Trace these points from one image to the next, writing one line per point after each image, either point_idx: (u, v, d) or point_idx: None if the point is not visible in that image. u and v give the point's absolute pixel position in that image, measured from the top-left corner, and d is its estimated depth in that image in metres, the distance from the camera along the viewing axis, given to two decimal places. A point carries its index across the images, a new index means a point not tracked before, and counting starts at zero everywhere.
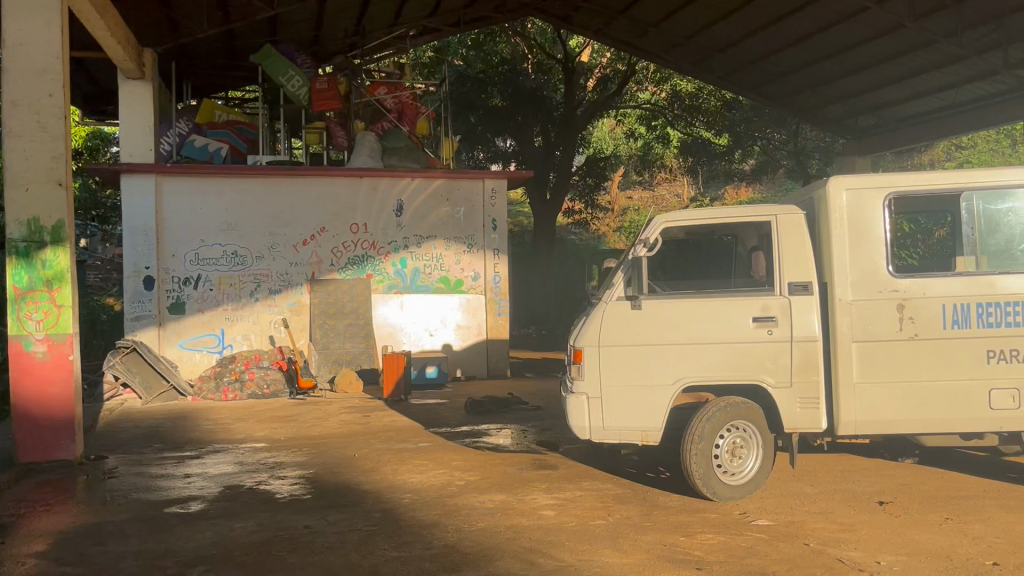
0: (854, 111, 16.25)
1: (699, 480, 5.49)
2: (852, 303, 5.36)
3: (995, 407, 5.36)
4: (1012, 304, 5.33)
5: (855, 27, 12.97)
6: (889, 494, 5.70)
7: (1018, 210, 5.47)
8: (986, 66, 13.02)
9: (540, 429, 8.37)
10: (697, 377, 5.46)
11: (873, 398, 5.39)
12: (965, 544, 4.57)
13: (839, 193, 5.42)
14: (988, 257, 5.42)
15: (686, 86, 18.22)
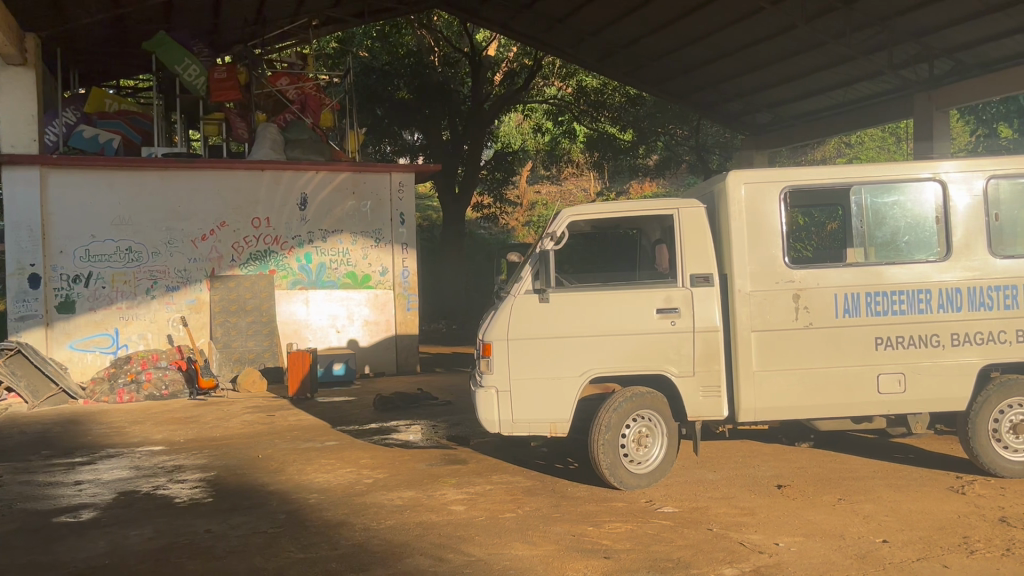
0: (751, 109, 16.80)
1: (606, 470, 5.57)
2: (750, 293, 5.52)
3: (883, 391, 5.62)
4: (899, 293, 5.57)
5: (751, 26, 13.39)
6: (786, 477, 5.91)
7: (904, 204, 5.68)
8: (873, 66, 13.66)
9: (450, 424, 8.35)
10: (604, 368, 5.54)
11: (770, 384, 5.57)
12: (857, 524, 4.78)
13: (737, 187, 5.57)
14: (876, 248, 5.66)
15: (591, 82, 18.63)
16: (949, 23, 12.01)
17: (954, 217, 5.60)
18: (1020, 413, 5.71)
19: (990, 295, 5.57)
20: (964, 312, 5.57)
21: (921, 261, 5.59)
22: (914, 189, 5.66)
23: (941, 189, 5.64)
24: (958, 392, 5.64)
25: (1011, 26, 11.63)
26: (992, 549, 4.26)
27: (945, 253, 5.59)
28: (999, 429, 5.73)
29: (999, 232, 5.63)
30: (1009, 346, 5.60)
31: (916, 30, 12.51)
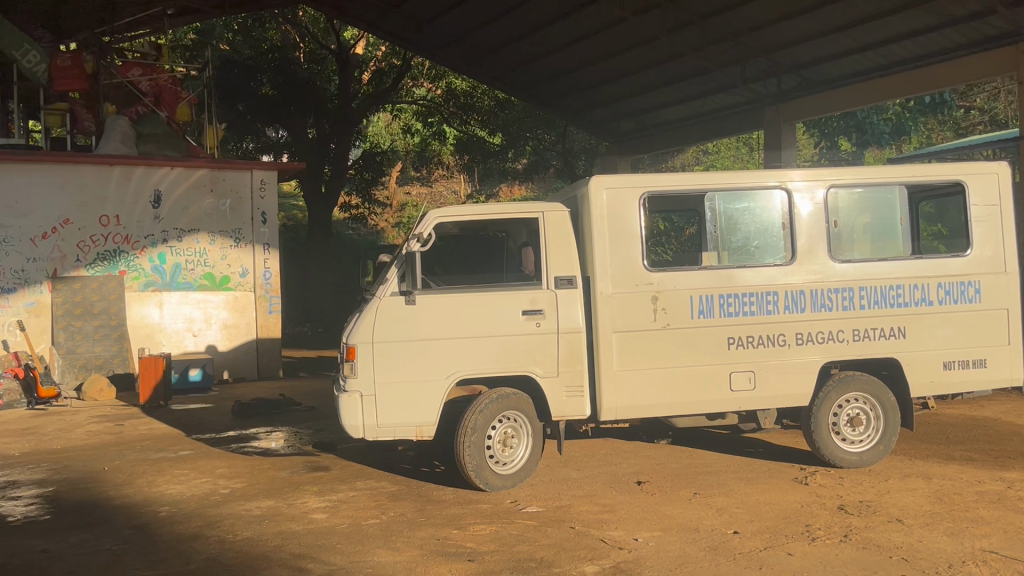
0: (615, 116, 17.31)
1: (472, 471, 5.57)
2: (611, 295, 5.66)
3: (735, 388, 5.89)
4: (749, 295, 5.86)
5: (616, 35, 13.78)
6: (646, 474, 6.09)
7: (754, 210, 5.97)
8: (727, 79, 14.35)
9: (313, 430, 8.14)
10: (470, 370, 5.54)
11: (630, 384, 5.73)
12: (711, 516, 4.99)
13: (600, 192, 5.70)
14: (728, 253, 5.95)
15: (461, 84, 18.57)
16: (796, 40, 12.79)
17: (799, 223, 5.93)
18: (857, 407, 6.13)
19: (830, 297, 5.94)
20: (807, 312, 5.91)
21: (770, 265, 5.90)
22: (763, 197, 5.96)
23: (787, 197, 5.95)
24: (803, 388, 5.98)
25: (851, 46, 12.55)
26: (832, 535, 4.54)
27: (790, 257, 5.91)
28: (838, 423, 6.13)
29: (838, 238, 6.00)
30: (847, 344, 5.99)
31: (766, 46, 13.25)
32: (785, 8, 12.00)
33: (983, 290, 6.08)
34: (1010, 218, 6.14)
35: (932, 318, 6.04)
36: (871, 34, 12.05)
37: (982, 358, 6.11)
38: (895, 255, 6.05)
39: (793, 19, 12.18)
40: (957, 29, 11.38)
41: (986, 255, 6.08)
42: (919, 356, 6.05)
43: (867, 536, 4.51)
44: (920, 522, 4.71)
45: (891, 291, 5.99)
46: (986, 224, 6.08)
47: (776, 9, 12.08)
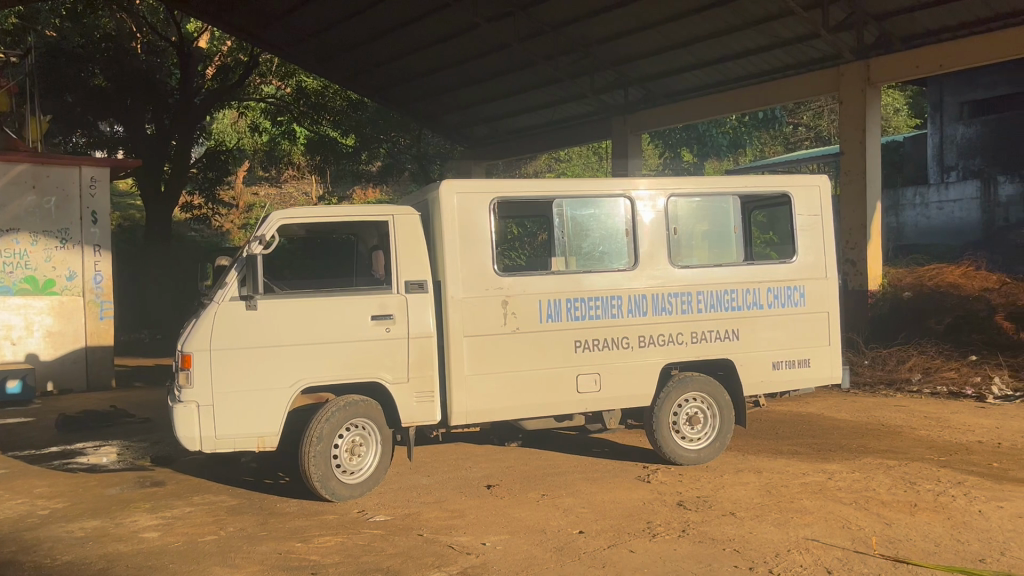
0: (469, 121, 17.46)
1: (317, 482, 5.42)
2: (463, 299, 5.65)
3: (582, 390, 6.02)
4: (595, 300, 6.01)
5: (469, 41, 13.88)
6: (495, 477, 6.13)
7: (600, 217, 6.12)
8: (577, 89, 14.78)
9: (148, 443, 7.67)
10: (316, 378, 5.38)
11: (480, 388, 5.73)
12: (557, 517, 5.07)
13: (450, 196, 5.69)
14: (575, 257, 6.05)
15: (312, 83, 18.10)
16: (642, 54, 13.35)
17: (641, 230, 6.14)
18: (695, 406, 6.43)
19: (671, 300, 6.18)
20: (649, 316, 6.13)
21: (615, 270, 6.07)
22: (608, 204, 6.13)
23: (631, 205, 6.15)
24: (645, 388, 6.20)
25: (691, 62, 13.22)
26: (671, 531, 4.72)
27: (633, 262, 6.11)
28: (678, 421, 6.40)
29: (678, 245, 6.26)
30: (686, 346, 6.26)
31: (614, 58, 13.73)
32: (632, 22, 12.48)
33: (807, 294, 6.52)
34: (830, 227, 6.61)
35: (763, 320, 6.42)
36: (710, 51, 12.74)
37: (806, 358, 6.55)
38: (729, 261, 6.38)
39: (638, 33, 12.69)
40: (786, 49, 12.23)
41: (810, 262, 6.53)
42: (751, 357, 6.41)
43: (703, 530, 4.71)
44: (751, 514, 4.98)
45: (726, 295, 6.31)
46: (810, 233, 6.53)
47: (622, 23, 12.53)
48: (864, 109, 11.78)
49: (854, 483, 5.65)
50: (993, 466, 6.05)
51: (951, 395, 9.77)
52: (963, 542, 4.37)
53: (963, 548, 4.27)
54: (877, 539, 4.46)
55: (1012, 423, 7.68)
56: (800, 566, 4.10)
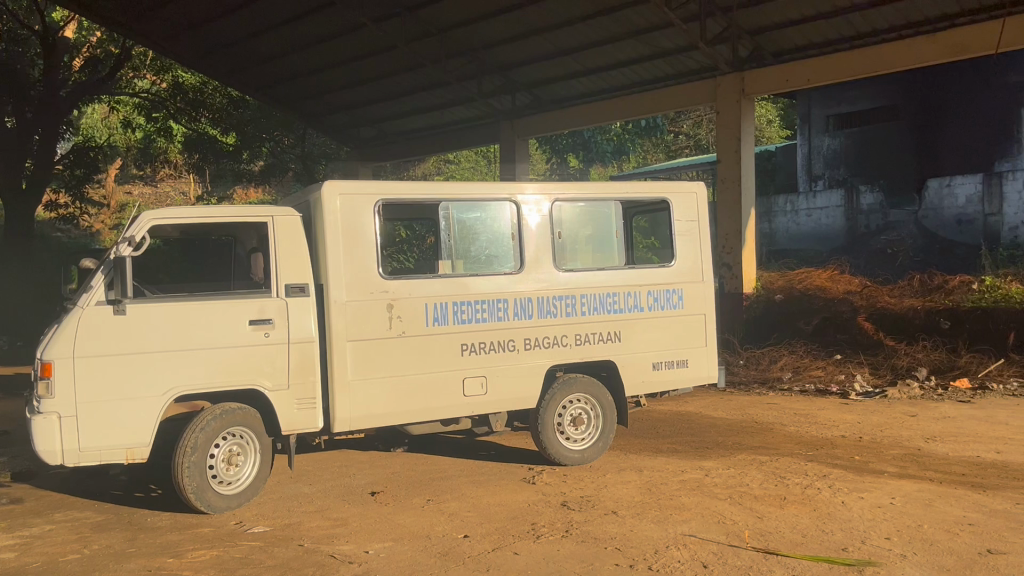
0: (355, 121, 17.24)
1: (192, 494, 5.19)
2: (346, 303, 5.54)
3: (468, 394, 6.00)
4: (481, 303, 6.01)
5: (355, 41, 13.69)
6: (380, 483, 6.04)
7: (486, 220, 6.14)
8: (465, 92, 14.82)
9: (5, 458, 7.17)
10: (191, 386, 5.15)
11: (363, 394, 5.62)
12: (442, 522, 5.04)
13: (333, 198, 5.57)
14: (463, 261, 6.04)
15: (189, 79, 17.33)
16: (529, 59, 13.52)
17: (526, 234, 6.19)
18: (579, 407, 6.53)
19: (556, 303, 6.25)
20: (535, 319, 6.18)
21: (500, 273, 6.10)
22: (493, 208, 6.15)
23: (517, 209, 6.19)
24: (530, 391, 6.24)
25: (577, 69, 13.49)
26: (555, 532, 4.77)
27: (519, 266, 6.15)
28: (563, 422, 6.48)
29: (562, 249, 6.34)
30: (570, 348, 6.34)
31: (501, 62, 13.84)
32: (518, 28, 12.63)
33: (685, 297, 6.74)
34: (706, 233, 6.85)
35: (644, 322, 6.58)
36: (594, 59, 13.04)
37: (684, 358, 6.76)
38: (611, 265, 6.51)
39: (525, 38, 12.85)
40: (666, 59, 12.65)
41: (688, 266, 6.75)
42: (631, 358, 6.56)
43: (586, 529, 4.78)
44: (632, 513, 5.09)
45: (608, 298, 6.44)
46: (688, 238, 6.75)
47: (509, 28, 12.66)
48: (739, 119, 12.30)
49: (729, 479, 5.86)
50: (854, 459, 6.42)
51: (818, 393, 10.20)
52: (828, 532, 4.61)
53: (827, 538, 4.50)
54: (749, 532, 4.64)
55: (872, 417, 8.18)
56: (679, 562, 4.21)
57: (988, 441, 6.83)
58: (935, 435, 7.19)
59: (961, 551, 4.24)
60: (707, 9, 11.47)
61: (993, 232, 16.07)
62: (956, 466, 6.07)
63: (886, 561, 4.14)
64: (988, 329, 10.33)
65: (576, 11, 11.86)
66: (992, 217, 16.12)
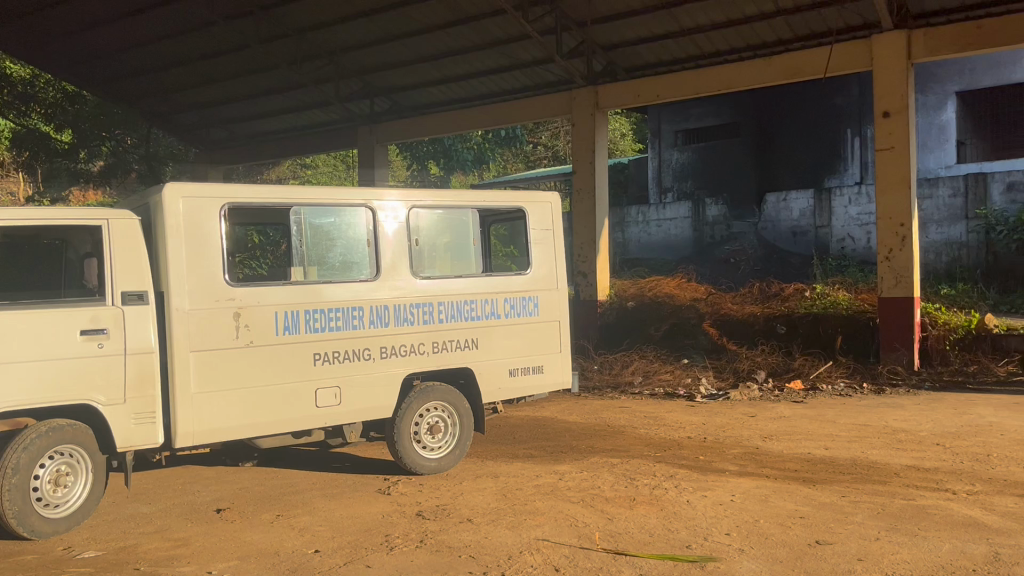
0: (205, 122, 16.53)
1: (12, 520, 4.77)
2: (189, 312, 5.28)
3: (320, 404, 5.82)
4: (334, 311, 5.86)
5: (205, 39, 13.14)
6: (226, 500, 5.78)
7: (342, 226, 6.00)
8: (321, 96, 14.53)
9: None
10: (12, 402, 4.72)
11: (207, 406, 5.35)
12: (291, 537, 4.87)
13: (175, 201, 5.30)
14: (316, 267, 5.88)
15: (18, 71, 16.04)
16: (387, 65, 13.41)
17: (383, 240, 6.11)
18: (436, 415, 6.46)
19: (412, 311, 6.19)
20: (390, 327, 6.09)
21: (356, 280, 5.97)
22: (348, 213, 6.02)
23: (373, 216, 6.10)
24: (386, 401, 6.13)
25: (435, 77, 13.52)
26: (409, 542, 4.71)
27: (374, 273, 6.06)
28: (419, 431, 6.38)
29: (419, 256, 6.30)
30: (427, 356, 6.29)
31: (358, 67, 13.68)
32: (376, 33, 12.53)
33: (540, 304, 6.86)
34: (560, 242, 7.03)
35: (501, 329, 6.64)
36: (453, 67, 13.11)
37: (540, 364, 6.87)
38: (468, 272, 6.53)
39: (383, 44, 12.74)
40: (523, 71, 12.89)
41: (543, 273, 6.90)
42: (488, 364, 6.59)
43: (440, 538, 4.75)
44: (487, 519, 5.10)
45: (465, 305, 6.44)
46: (544, 246, 6.89)
47: (368, 33, 12.52)
48: (593, 131, 12.65)
49: (582, 482, 5.99)
50: (698, 458, 6.72)
51: (667, 395, 10.42)
52: (674, 530, 4.79)
53: (673, 536, 4.67)
54: (600, 534, 4.76)
55: (715, 418, 8.60)
56: (532, 567, 4.26)
57: (818, 439, 7.32)
58: (772, 434, 7.63)
59: (793, 543, 4.51)
60: (563, 23, 11.81)
61: (823, 243, 17.30)
62: (789, 462, 6.46)
63: (726, 555, 4.34)
64: (818, 333, 11.10)
65: (435, 18, 11.91)
66: (822, 229, 17.34)
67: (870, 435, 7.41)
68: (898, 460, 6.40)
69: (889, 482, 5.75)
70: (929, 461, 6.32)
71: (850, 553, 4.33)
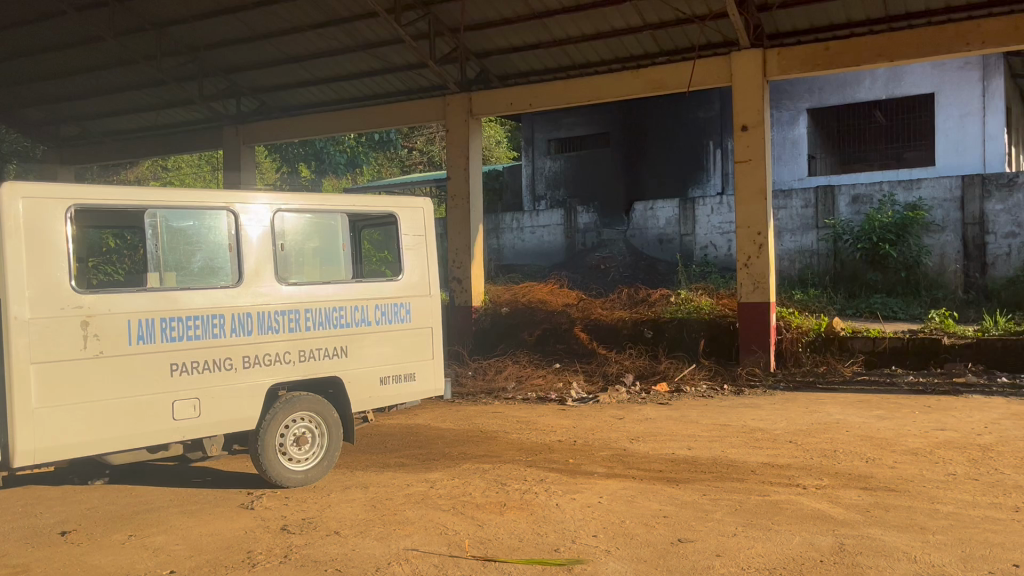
0: (54, 118, 15.54)
1: None
2: (31, 321, 4.91)
3: (178, 417, 5.53)
4: (193, 319, 5.60)
5: (54, 29, 12.35)
6: (73, 521, 5.41)
7: (202, 229, 5.75)
8: (183, 93, 13.94)
9: None
10: None
11: (51, 422, 4.99)
12: (144, 559, 4.60)
13: (14, 201, 4.93)
14: (174, 273, 5.60)
15: None
16: (253, 64, 13.00)
17: (246, 245, 5.88)
18: (304, 426, 6.26)
19: (277, 319, 5.99)
20: (254, 335, 5.87)
21: (216, 287, 5.73)
22: (209, 217, 5.77)
23: (236, 219, 5.87)
24: (250, 412, 5.89)
25: (305, 77, 13.23)
26: (272, 558, 4.55)
27: (237, 279, 5.83)
28: (285, 443, 6.17)
29: (285, 261, 6.11)
30: (293, 365, 6.09)
31: (223, 66, 13.19)
32: (242, 31, 12.13)
33: (412, 310, 6.81)
34: (432, 248, 7.00)
35: (371, 337, 6.52)
36: (323, 68, 12.86)
37: (412, 372, 6.80)
38: (337, 279, 6.38)
39: (249, 42, 12.34)
40: (396, 74, 12.79)
41: (415, 279, 6.85)
42: (357, 372, 6.45)
43: (305, 553, 4.60)
44: (355, 531, 4.99)
45: (333, 312, 6.29)
46: (415, 252, 6.84)
47: (233, 31, 12.11)
48: (467, 137, 12.66)
49: (453, 490, 5.95)
50: (569, 462, 6.82)
51: (539, 399, 10.48)
52: (542, 534, 4.83)
53: (541, 540, 4.71)
54: (469, 541, 4.74)
55: (585, 421, 8.78)
56: None
57: (681, 439, 7.58)
58: (638, 436, 7.85)
59: (657, 542, 4.64)
60: (436, 29, 11.80)
61: (688, 250, 17.98)
62: (654, 463, 6.66)
63: (593, 557, 4.41)
64: (683, 337, 11.53)
65: (304, 18, 11.65)
66: (687, 237, 18.02)
67: (730, 434, 7.74)
68: (754, 458, 6.71)
69: (746, 479, 6.01)
70: (782, 457, 6.67)
71: (708, 549, 4.49)
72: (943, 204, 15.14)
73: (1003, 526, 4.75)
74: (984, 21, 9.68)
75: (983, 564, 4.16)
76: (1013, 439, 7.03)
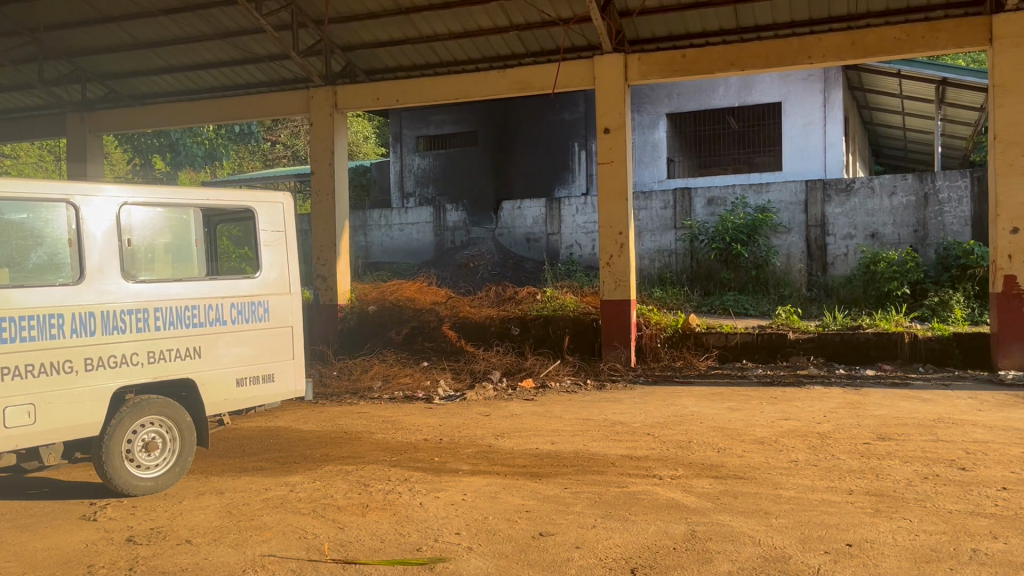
0: None
1: None
2: None
3: (10, 425, 5.11)
4: (27, 318, 5.19)
5: None
6: None
7: (37, 222, 5.35)
8: (21, 76, 12.98)
9: None
10: None
11: None
12: None
13: None
14: (5, 270, 5.17)
15: None
16: (101, 49, 12.26)
17: (88, 240, 5.53)
18: (153, 431, 5.93)
19: (124, 318, 5.66)
20: (97, 335, 5.52)
21: (55, 285, 5.35)
22: (44, 210, 5.38)
23: (75, 213, 5.51)
24: (93, 417, 5.53)
25: (158, 65, 12.59)
26: (115, 571, 4.30)
27: (77, 277, 5.46)
28: (132, 449, 5.82)
29: (132, 257, 5.78)
30: (140, 367, 5.76)
31: (67, 49, 12.36)
32: (88, 13, 11.40)
33: (270, 308, 6.63)
34: (291, 244, 6.85)
35: (226, 336, 6.27)
36: (178, 55, 12.28)
37: (270, 372, 6.60)
38: (189, 276, 6.09)
39: (96, 25, 11.62)
40: (257, 65, 12.38)
41: (274, 277, 6.67)
42: (212, 373, 6.18)
43: (152, 564, 4.37)
44: (208, 539, 4.79)
45: (186, 312, 6.02)
46: (274, 248, 6.67)
47: (78, 12, 11.36)
48: (332, 131, 12.39)
49: (314, 492, 5.81)
50: (433, 460, 6.79)
51: (405, 398, 10.39)
52: (404, 534, 4.78)
53: (404, 540, 4.66)
54: (329, 544, 4.63)
55: (451, 419, 8.77)
56: None
57: (545, 434, 7.69)
58: (503, 432, 7.92)
59: (519, 537, 4.68)
60: (299, 20, 11.49)
61: (553, 249, 18.29)
62: (518, 458, 6.73)
63: (455, 555, 4.40)
64: (549, 334, 11.78)
65: (157, 3, 11.08)
66: (553, 236, 18.32)
67: (591, 428, 7.94)
68: (614, 451, 6.91)
69: (606, 471, 6.18)
70: (640, 449, 6.89)
71: (568, 542, 4.58)
72: (788, 206, 16.05)
73: (839, 508, 5.09)
74: (823, 36, 10.35)
75: (821, 544, 4.43)
76: (847, 426, 7.55)
